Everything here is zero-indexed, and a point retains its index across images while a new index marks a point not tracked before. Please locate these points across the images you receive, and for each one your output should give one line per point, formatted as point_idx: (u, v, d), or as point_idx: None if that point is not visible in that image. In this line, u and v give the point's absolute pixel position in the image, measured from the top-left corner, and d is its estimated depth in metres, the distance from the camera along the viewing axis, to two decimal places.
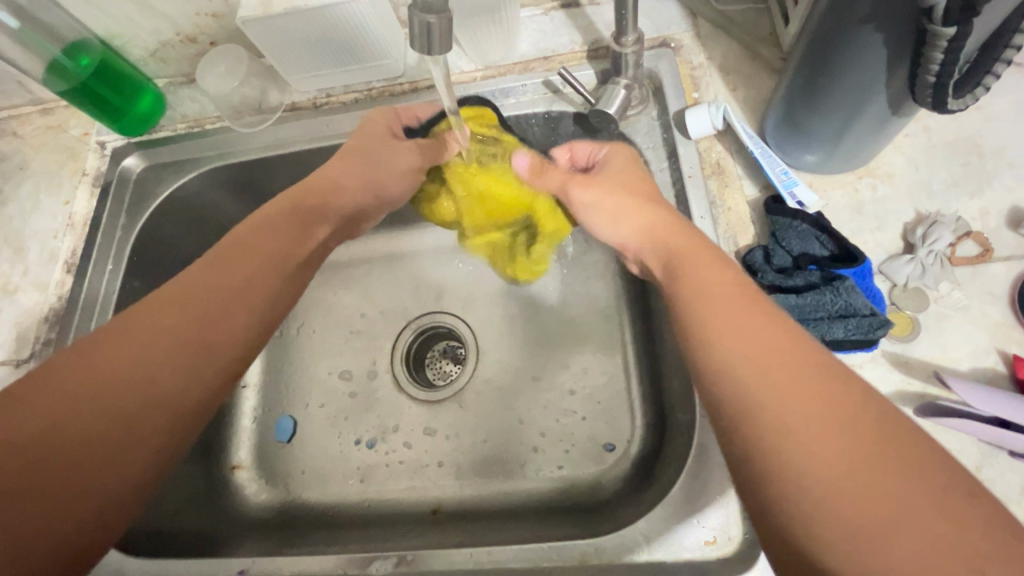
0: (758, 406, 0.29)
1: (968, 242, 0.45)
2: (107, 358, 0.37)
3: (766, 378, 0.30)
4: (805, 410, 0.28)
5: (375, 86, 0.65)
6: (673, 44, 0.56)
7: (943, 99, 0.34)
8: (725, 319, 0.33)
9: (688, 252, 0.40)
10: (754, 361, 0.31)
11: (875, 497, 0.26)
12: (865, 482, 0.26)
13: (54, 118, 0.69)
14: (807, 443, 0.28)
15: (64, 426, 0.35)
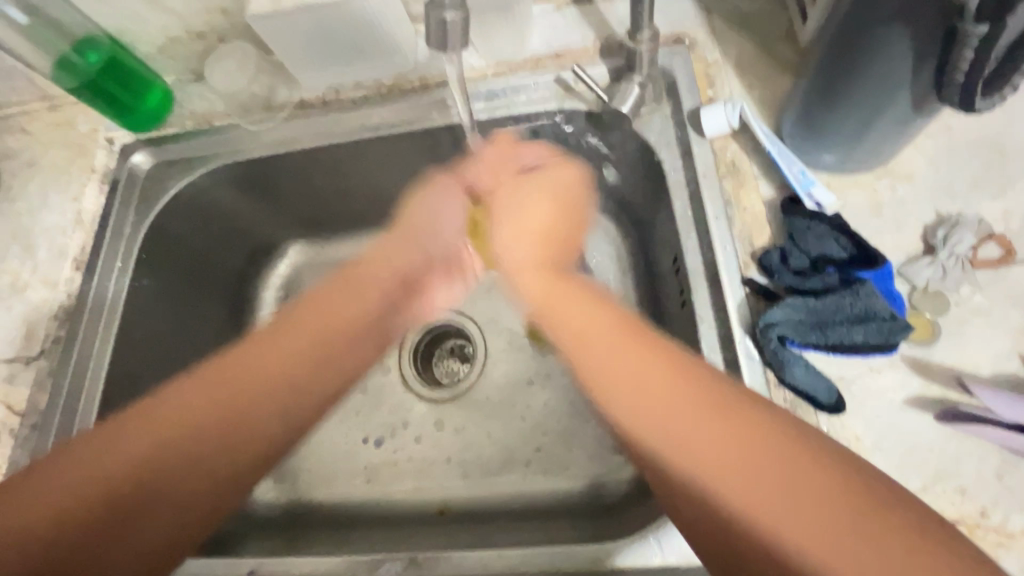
0: (675, 446, 0.31)
1: (991, 245, 0.44)
2: (218, 382, 0.40)
3: (664, 396, 0.33)
4: (693, 440, 0.31)
5: (384, 83, 0.64)
6: (687, 41, 0.55)
7: (971, 100, 0.34)
8: (619, 356, 0.35)
9: (563, 298, 0.40)
10: (666, 396, 0.33)
11: (780, 507, 0.28)
12: (760, 488, 0.29)
13: (63, 115, 0.69)
14: (707, 459, 0.30)
15: (137, 465, 0.37)
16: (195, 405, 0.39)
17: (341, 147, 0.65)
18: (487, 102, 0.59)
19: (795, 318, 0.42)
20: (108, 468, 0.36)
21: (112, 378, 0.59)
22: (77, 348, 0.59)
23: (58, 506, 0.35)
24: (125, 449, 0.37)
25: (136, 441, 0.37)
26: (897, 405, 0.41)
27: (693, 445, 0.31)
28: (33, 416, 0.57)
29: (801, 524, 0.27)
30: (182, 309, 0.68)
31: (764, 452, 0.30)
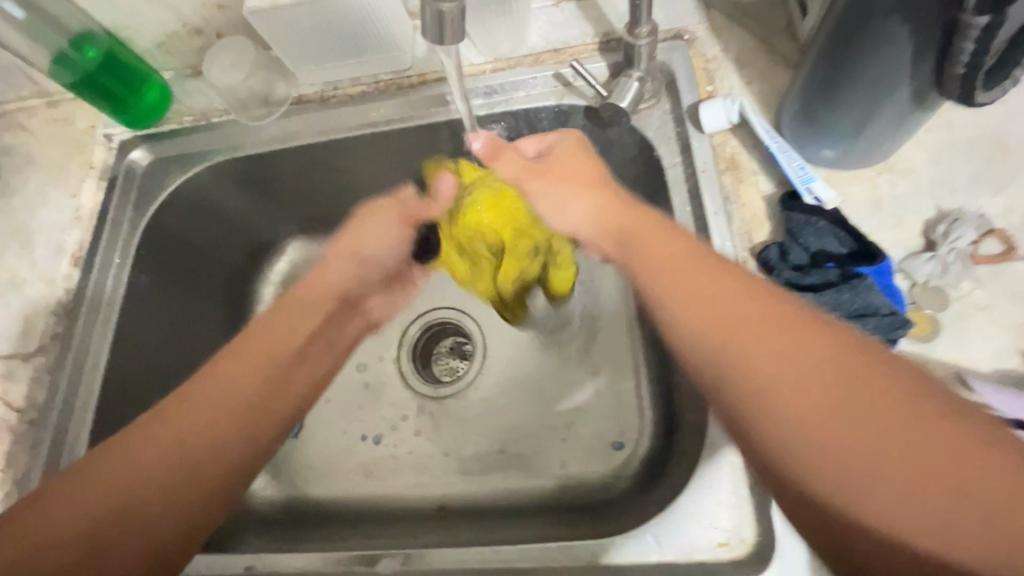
0: (775, 397, 0.31)
1: (991, 240, 0.44)
2: (214, 381, 0.43)
3: (772, 351, 0.32)
4: (801, 394, 0.30)
5: (382, 78, 0.64)
6: (686, 36, 0.55)
7: (971, 93, 0.34)
8: (703, 293, 0.36)
9: (656, 246, 0.40)
10: (771, 358, 0.31)
11: (886, 461, 0.28)
12: (867, 441, 0.28)
13: (61, 111, 0.69)
14: (809, 410, 0.30)
15: (167, 465, 0.40)
16: (203, 399, 0.42)
17: (339, 143, 0.65)
18: (485, 98, 0.59)
19: None
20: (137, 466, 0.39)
21: (109, 374, 0.59)
22: (74, 344, 0.59)
23: (91, 507, 0.38)
24: (152, 448, 0.40)
25: (159, 440, 0.40)
26: None
27: (797, 399, 0.30)
28: (31, 411, 0.57)
29: (909, 474, 0.27)
30: (181, 306, 0.68)
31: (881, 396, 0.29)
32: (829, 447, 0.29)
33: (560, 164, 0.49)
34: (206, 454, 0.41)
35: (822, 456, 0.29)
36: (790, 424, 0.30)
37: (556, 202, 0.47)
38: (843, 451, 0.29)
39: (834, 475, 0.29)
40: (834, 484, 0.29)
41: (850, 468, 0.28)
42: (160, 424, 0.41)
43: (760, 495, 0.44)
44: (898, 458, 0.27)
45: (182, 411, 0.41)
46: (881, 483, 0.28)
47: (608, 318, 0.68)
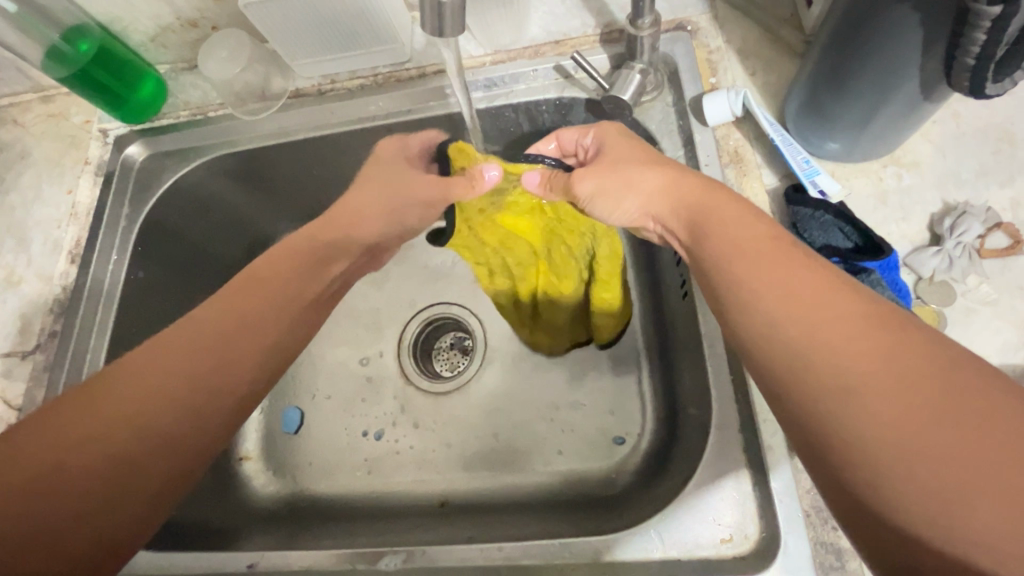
0: (852, 390, 0.29)
1: (998, 234, 0.43)
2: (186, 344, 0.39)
3: (855, 342, 0.30)
4: (883, 390, 0.28)
5: (381, 71, 0.63)
6: (689, 27, 0.54)
7: (982, 85, 0.33)
8: (764, 275, 0.35)
9: (719, 214, 0.40)
10: (853, 349, 0.29)
11: (979, 474, 0.25)
12: (955, 447, 0.26)
13: (56, 106, 0.68)
14: (892, 409, 0.27)
15: (117, 430, 0.35)
16: (162, 363, 0.38)
17: (338, 137, 0.64)
18: (485, 91, 0.58)
19: None
20: (78, 425, 0.35)
21: None
22: (72, 342, 0.59)
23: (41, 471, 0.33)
24: (97, 408, 0.36)
25: (106, 397, 0.36)
26: None
27: (879, 396, 0.28)
28: (30, 410, 0.56)
29: (1008, 492, 0.24)
30: (180, 302, 0.67)
31: (975, 405, 0.26)
32: (912, 452, 0.26)
33: (621, 153, 0.47)
34: (156, 420, 0.36)
35: (903, 458, 0.26)
36: (872, 421, 0.28)
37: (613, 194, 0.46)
38: (926, 458, 0.26)
39: (912, 480, 0.26)
40: (912, 491, 0.26)
41: (933, 477, 0.26)
42: (110, 384, 0.37)
43: (763, 491, 0.43)
44: (993, 473, 0.25)
45: (138, 369, 0.37)
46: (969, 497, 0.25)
47: None
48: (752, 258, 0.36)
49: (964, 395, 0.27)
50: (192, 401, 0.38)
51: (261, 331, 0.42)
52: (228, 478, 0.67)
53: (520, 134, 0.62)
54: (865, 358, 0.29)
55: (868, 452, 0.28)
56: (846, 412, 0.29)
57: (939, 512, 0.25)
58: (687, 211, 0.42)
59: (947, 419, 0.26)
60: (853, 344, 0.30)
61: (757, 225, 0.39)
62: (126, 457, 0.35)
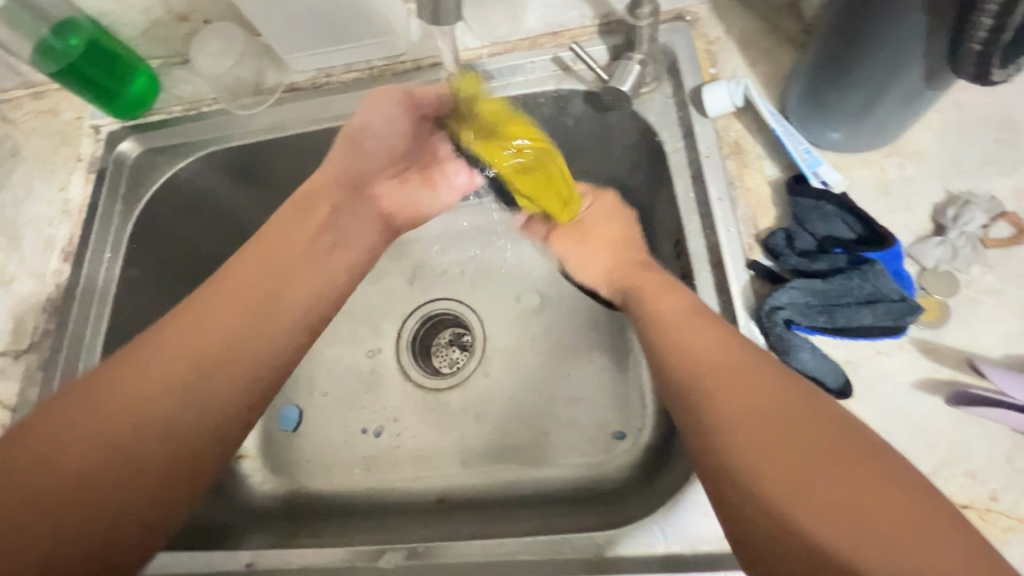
0: (744, 435, 0.34)
1: (1002, 224, 0.43)
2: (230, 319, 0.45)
3: (748, 398, 0.35)
4: (778, 438, 0.33)
5: (376, 65, 0.62)
6: (688, 17, 0.54)
7: (987, 70, 0.32)
8: (684, 335, 0.41)
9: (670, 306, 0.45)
10: (753, 404, 0.35)
11: (845, 503, 0.30)
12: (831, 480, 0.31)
13: (46, 102, 0.67)
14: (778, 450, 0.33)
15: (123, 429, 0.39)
16: (169, 365, 0.42)
17: (334, 132, 0.63)
18: (482, 83, 0.58)
19: (802, 301, 0.41)
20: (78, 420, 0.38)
21: None
22: (66, 341, 0.58)
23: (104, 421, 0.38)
24: (139, 386, 0.40)
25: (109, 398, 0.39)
26: (907, 389, 0.40)
27: (774, 443, 0.33)
28: (25, 410, 0.56)
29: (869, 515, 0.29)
30: (174, 300, 0.66)
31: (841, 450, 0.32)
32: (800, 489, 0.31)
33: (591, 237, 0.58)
34: (161, 431, 0.40)
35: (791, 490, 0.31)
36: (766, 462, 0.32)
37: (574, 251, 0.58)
38: (807, 492, 0.31)
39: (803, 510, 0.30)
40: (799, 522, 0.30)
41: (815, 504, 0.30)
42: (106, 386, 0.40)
43: None
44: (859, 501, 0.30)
45: (142, 376, 0.41)
46: (834, 520, 0.29)
47: (610, 308, 0.67)
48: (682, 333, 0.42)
49: (835, 443, 0.32)
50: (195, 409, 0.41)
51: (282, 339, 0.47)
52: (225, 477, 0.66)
53: None
54: (751, 404, 0.35)
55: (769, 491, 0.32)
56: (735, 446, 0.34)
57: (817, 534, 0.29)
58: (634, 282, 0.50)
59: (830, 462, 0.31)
60: (743, 393, 0.36)
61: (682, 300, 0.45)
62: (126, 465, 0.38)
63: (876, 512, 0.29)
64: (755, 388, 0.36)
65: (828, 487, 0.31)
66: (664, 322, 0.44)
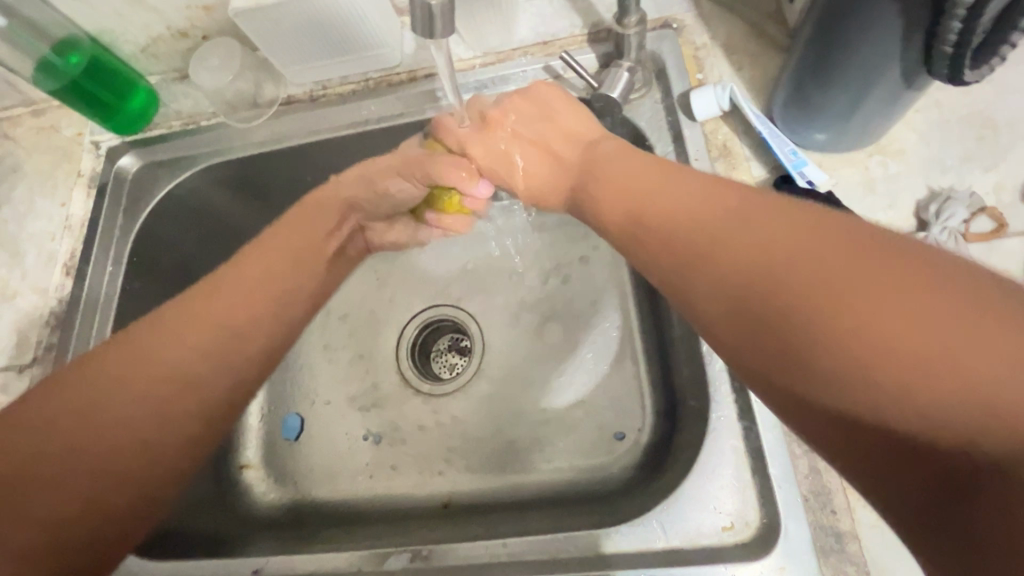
0: (714, 281, 0.31)
1: (983, 218, 0.44)
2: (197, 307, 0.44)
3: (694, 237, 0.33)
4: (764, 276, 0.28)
5: (371, 76, 0.63)
6: (675, 24, 0.55)
7: (960, 72, 0.34)
8: (620, 180, 0.40)
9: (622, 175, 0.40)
10: (687, 238, 0.33)
11: (808, 327, 0.26)
12: (834, 312, 0.25)
13: (47, 119, 0.68)
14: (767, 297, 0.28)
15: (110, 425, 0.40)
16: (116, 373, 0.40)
17: (331, 143, 0.65)
18: (476, 93, 0.59)
19: None
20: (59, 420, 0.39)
21: None
22: (70, 354, 0.59)
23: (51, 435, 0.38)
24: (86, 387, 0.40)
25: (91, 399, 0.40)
26: None
27: (755, 296, 0.29)
28: None
29: (883, 354, 0.24)
30: None
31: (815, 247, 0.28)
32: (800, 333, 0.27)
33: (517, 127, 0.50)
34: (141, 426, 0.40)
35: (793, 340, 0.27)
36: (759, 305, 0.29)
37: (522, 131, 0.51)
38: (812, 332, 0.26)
39: (813, 362, 0.26)
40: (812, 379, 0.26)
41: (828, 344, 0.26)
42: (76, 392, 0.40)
43: (762, 479, 0.44)
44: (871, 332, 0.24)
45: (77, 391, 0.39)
46: (825, 342, 0.25)
47: (608, 308, 0.68)
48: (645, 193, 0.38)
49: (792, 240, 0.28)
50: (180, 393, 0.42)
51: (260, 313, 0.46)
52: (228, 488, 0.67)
53: None
54: (694, 227, 0.33)
55: (763, 348, 0.28)
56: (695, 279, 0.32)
57: (811, 355, 0.26)
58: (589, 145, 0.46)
59: (799, 272, 0.27)
60: (688, 226, 0.33)
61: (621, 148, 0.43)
62: (125, 439, 0.40)
63: (851, 322, 0.25)
64: (692, 214, 0.33)
65: (832, 328, 0.25)
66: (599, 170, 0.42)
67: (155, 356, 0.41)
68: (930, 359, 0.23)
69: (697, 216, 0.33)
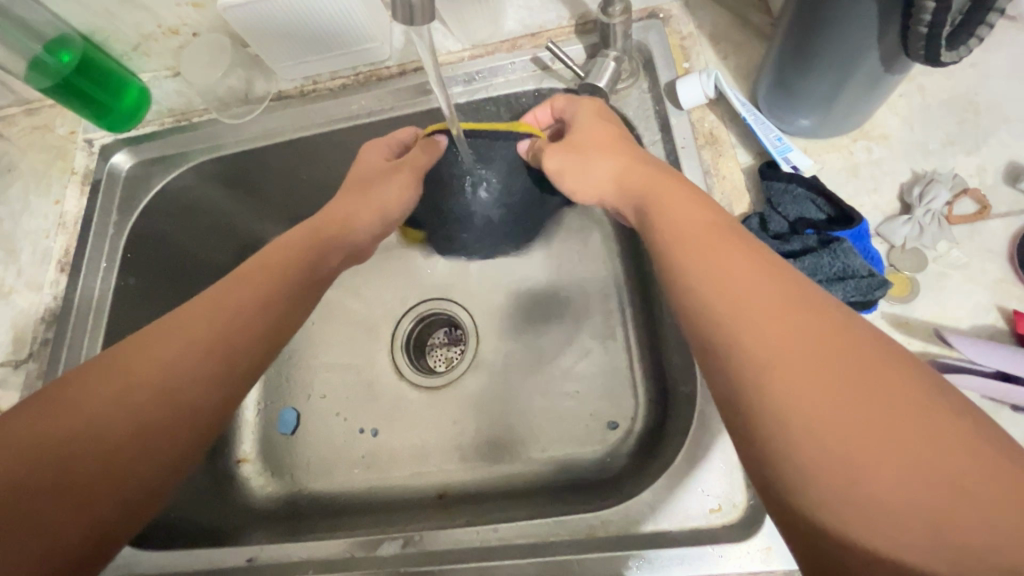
0: (755, 336, 0.30)
1: (966, 200, 0.44)
2: (205, 312, 0.42)
3: (756, 293, 0.32)
4: (795, 359, 0.28)
5: (361, 70, 0.64)
6: (661, 15, 0.55)
7: (936, 54, 0.34)
8: (678, 214, 0.39)
9: (665, 195, 0.42)
10: (739, 282, 0.32)
11: (827, 407, 0.27)
12: (863, 419, 0.26)
13: (40, 118, 0.69)
14: (789, 379, 0.28)
15: (115, 414, 0.37)
16: (124, 374, 0.38)
17: (323, 137, 0.65)
18: (465, 86, 0.60)
19: None
20: (39, 437, 0.35)
21: None
22: (65, 349, 0.59)
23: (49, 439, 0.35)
24: (91, 394, 0.37)
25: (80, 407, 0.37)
26: None
27: (771, 361, 0.29)
28: None
29: (875, 470, 0.25)
30: (170, 307, 0.68)
31: (858, 358, 0.28)
32: (818, 420, 0.27)
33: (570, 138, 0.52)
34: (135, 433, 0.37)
35: (811, 426, 0.27)
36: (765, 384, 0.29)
37: (576, 167, 0.51)
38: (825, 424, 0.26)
39: (813, 443, 0.26)
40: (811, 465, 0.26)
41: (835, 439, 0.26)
42: (66, 393, 0.37)
43: None
44: (897, 441, 0.25)
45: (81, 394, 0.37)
46: (839, 436, 0.26)
47: (600, 297, 0.69)
48: (677, 244, 0.37)
49: (850, 346, 0.28)
50: (185, 397, 0.39)
51: (261, 328, 0.44)
52: (225, 480, 0.68)
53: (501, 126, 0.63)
54: (749, 282, 0.32)
55: (776, 412, 0.28)
56: (728, 326, 0.31)
57: (829, 444, 0.26)
58: (637, 189, 0.45)
59: (845, 367, 0.28)
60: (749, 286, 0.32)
61: (664, 181, 0.43)
62: (114, 442, 0.36)
63: (867, 427, 0.26)
64: (757, 273, 0.33)
65: (851, 413, 0.26)
66: (659, 202, 0.42)
67: (162, 356, 0.39)
68: (918, 495, 0.24)
69: (756, 280, 0.32)
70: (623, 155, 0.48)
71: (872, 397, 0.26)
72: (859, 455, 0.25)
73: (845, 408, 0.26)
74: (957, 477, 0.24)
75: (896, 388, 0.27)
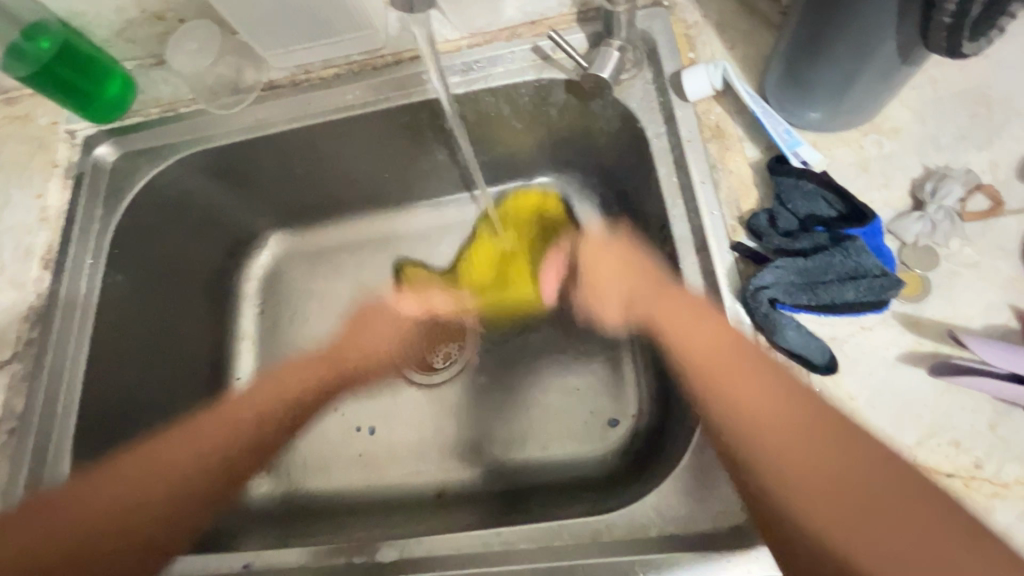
0: (778, 469, 0.38)
1: (979, 196, 0.43)
2: (167, 462, 0.54)
3: (785, 434, 0.38)
4: (790, 454, 0.38)
5: (355, 59, 0.62)
6: (666, 2, 0.54)
7: (959, 44, 0.33)
8: (678, 319, 0.45)
9: (670, 318, 0.46)
10: (756, 408, 0.40)
11: (841, 501, 0.36)
12: (856, 527, 0.35)
13: (20, 108, 0.66)
14: (793, 484, 0.37)
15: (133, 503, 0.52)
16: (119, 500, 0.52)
17: (316, 129, 0.63)
18: (462, 75, 0.58)
19: (786, 279, 0.42)
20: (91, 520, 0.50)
21: (90, 376, 0.57)
22: (49, 349, 0.57)
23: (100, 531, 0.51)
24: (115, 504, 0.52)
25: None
26: (891, 362, 0.41)
27: (798, 482, 0.37)
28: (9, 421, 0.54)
29: (893, 537, 0.34)
30: (159, 304, 0.66)
31: (845, 449, 0.37)
32: (807, 512, 0.36)
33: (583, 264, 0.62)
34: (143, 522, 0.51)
35: (823, 543, 0.35)
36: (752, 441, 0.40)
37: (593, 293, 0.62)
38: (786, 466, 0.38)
39: (808, 539, 0.35)
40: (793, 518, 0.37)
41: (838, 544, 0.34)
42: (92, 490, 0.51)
43: None
44: (872, 503, 0.35)
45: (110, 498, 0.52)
46: (839, 532, 0.35)
47: None
48: (683, 354, 0.44)
49: (833, 447, 0.37)
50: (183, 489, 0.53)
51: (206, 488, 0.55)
52: None
53: (500, 117, 0.62)
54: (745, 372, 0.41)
55: (807, 549, 0.35)
56: (752, 446, 0.39)
57: (834, 541, 0.35)
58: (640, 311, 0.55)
59: (838, 441, 0.37)
60: (776, 427, 0.39)
61: (683, 304, 0.45)
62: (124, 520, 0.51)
63: (860, 508, 0.35)
64: (789, 423, 0.38)
65: (817, 455, 0.37)
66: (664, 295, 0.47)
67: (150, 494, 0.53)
68: (896, 553, 0.34)
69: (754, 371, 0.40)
70: (629, 273, 0.57)
71: (843, 449, 0.37)
72: (859, 510, 0.35)
73: (856, 484, 0.36)
74: (925, 525, 0.34)
75: (849, 435, 0.37)
